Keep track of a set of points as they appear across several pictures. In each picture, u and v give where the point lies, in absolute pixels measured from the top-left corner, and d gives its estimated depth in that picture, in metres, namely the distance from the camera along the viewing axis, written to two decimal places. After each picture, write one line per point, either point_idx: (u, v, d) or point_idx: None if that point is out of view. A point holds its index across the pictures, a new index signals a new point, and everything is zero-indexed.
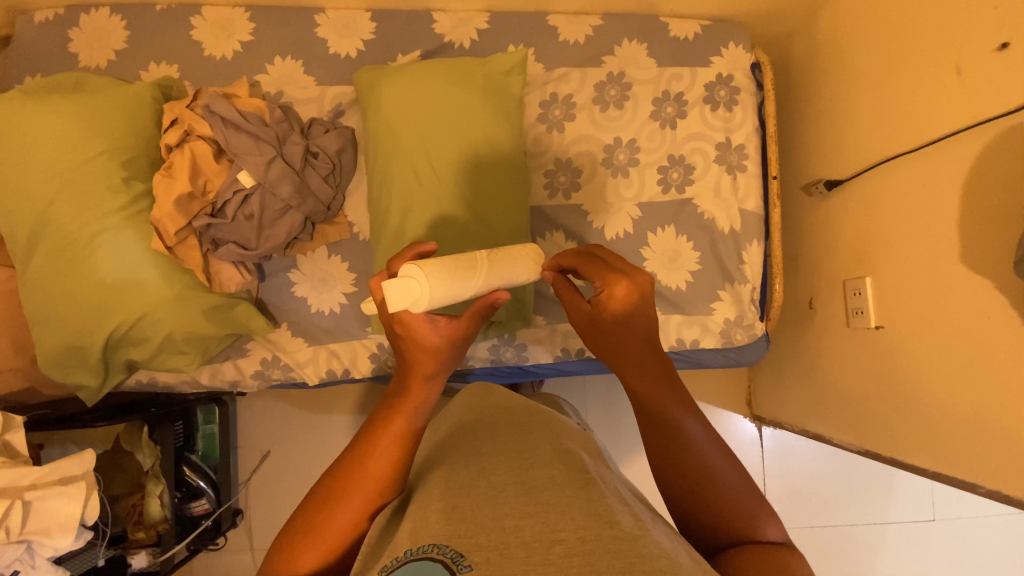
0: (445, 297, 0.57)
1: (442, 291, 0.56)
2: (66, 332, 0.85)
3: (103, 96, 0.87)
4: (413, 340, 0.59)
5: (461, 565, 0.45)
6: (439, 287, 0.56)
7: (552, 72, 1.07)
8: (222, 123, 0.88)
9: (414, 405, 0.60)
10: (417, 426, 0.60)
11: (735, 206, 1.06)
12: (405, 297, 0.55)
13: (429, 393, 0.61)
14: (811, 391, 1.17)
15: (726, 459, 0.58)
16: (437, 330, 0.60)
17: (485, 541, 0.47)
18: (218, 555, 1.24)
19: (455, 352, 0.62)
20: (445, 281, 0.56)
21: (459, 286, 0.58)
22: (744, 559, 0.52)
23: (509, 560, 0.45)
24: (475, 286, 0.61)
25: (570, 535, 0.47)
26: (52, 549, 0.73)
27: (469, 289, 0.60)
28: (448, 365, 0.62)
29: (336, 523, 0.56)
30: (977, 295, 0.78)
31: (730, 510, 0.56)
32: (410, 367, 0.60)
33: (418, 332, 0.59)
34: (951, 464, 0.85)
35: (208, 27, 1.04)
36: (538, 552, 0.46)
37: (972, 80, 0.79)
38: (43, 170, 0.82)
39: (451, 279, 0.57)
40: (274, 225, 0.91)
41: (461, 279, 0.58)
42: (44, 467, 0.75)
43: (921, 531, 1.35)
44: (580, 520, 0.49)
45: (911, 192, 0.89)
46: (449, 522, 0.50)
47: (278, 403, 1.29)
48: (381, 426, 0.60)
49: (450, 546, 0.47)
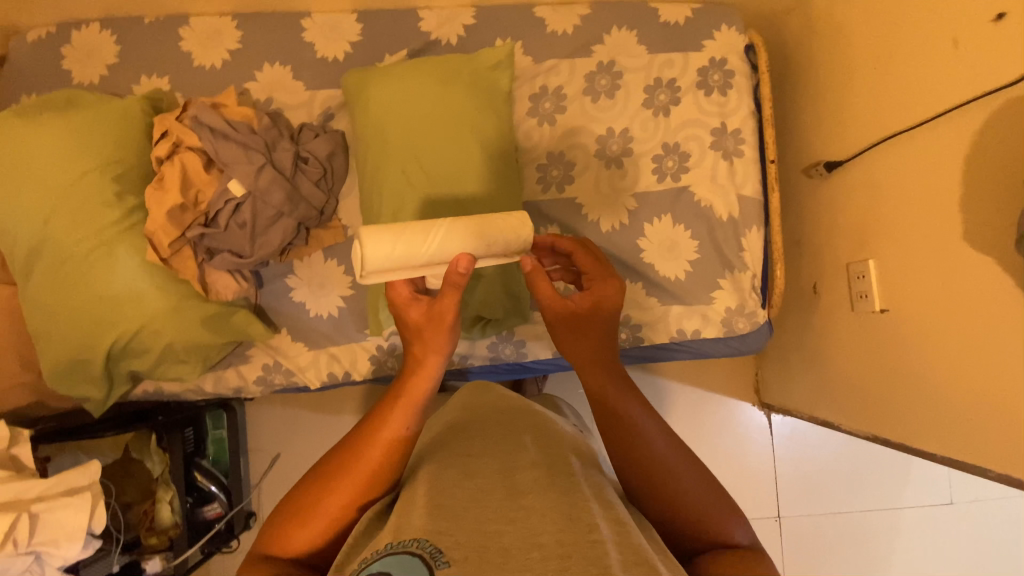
0: (389, 259, 0.63)
1: (384, 254, 0.62)
2: (69, 346, 0.86)
3: (93, 111, 0.88)
4: (401, 318, 0.65)
5: (439, 562, 0.45)
6: (378, 250, 0.62)
7: (541, 65, 1.06)
8: (210, 132, 0.89)
9: (413, 396, 0.62)
10: (414, 420, 0.61)
11: (733, 192, 1.04)
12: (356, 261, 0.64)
13: (425, 382, 0.62)
14: (817, 377, 1.15)
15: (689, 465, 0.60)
16: (417, 308, 0.64)
17: (466, 540, 0.48)
18: (234, 557, 1.27)
19: (444, 335, 0.63)
20: (384, 244, 0.62)
21: (405, 247, 0.63)
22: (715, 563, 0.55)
23: (488, 565, 0.45)
24: (432, 251, 0.64)
25: (549, 539, 0.48)
26: (61, 558, 0.75)
27: (421, 254, 0.64)
28: (437, 349, 0.63)
29: (326, 506, 0.57)
30: (983, 274, 0.76)
31: (698, 513, 0.58)
32: (407, 351, 0.64)
33: (401, 307, 0.65)
34: (961, 449, 0.83)
35: (196, 37, 1.04)
36: (514, 559, 0.46)
37: (970, 53, 0.76)
38: (38, 187, 0.83)
39: (392, 240, 0.62)
40: (267, 233, 0.91)
41: (408, 243, 0.63)
42: (50, 479, 0.77)
43: (939, 517, 1.32)
44: (560, 524, 0.49)
45: (913, 171, 0.86)
46: (432, 518, 0.49)
47: (286, 406, 1.30)
48: (381, 414, 0.61)
49: (431, 541, 0.47)
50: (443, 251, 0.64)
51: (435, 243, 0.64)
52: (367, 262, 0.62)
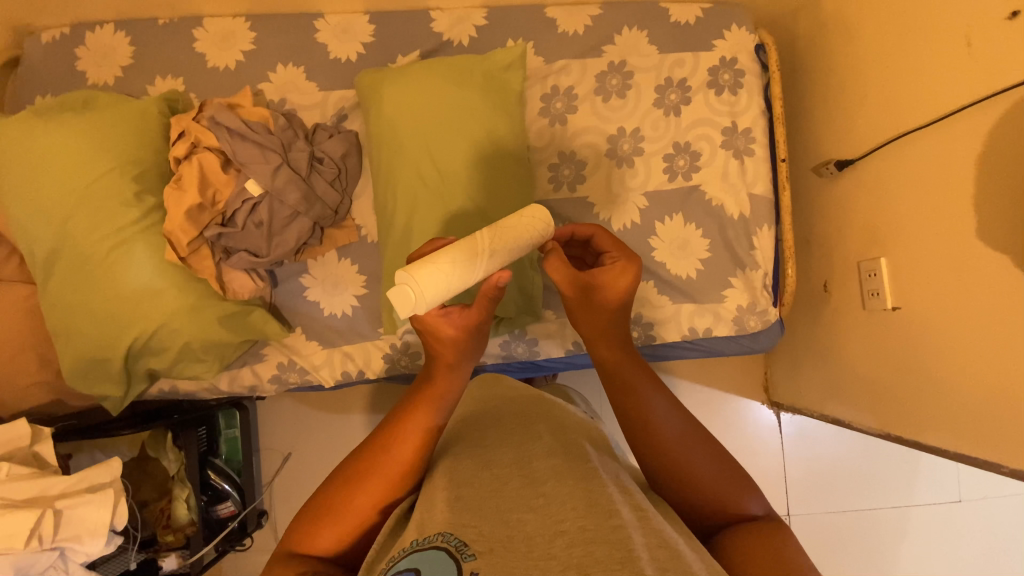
0: (446, 290, 0.57)
1: (443, 287, 0.56)
2: (88, 344, 0.87)
3: (111, 112, 0.89)
4: (432, 333, 0.62)
5: (465, 554, 0.45)
6: (437, 286, 0.55)
7: (552, 65, 1.06)
8: (227, 133, 0.89)
9: (440, 396, 0.63)
10: (440, 419, 0.63)
11: (744, 190, 1.05)
12: (404, 304, 0.55)
13: (453, 385, 0.64)
14: (827, 375, 1.16)
15: (706, 449, 0.61)
16: (452, 323, 0.62)
17: (489, 532, 0.48)
18: (247, 555, 1.27)
19: (475, 342, 0.65)
20: (438, 277, 0.55)
21: (460, 274, 0.57)
22: (738, 541, 0.55)
23: (513, 554, 0.46)
24: (483, 269, 0.59)
25: (571, 525, 0.48)
26: (84, 554, 0.76)
27: (475, 275, 0.59)
28: (469, 356, 0.65)
29: (356, 505, 0.58)
30: (994, 271, 0.77)
31: (715, 490, 0.59)
32: (433, 358, 0.64)
33: (432, 325, 0.61)
34: (974, 445, 0.83)
35: (210, 38, 1.05)
36: (539, 548, 0.46)
37: (982, 52, 0.77)
38: (58, 187, 0.84)
39: (445, 274, 0.56)
40: (283, 232, 0.92)
41: (462, 268, 0.57)
42: (73, 476, 0.78)
43: (948, 514, 1.33)
44: (582, 509, 0.49)
45: (924, 169, 0.87)
46: (454, 512, 0.50)
47: (298, 406, 1.31)
48: (409, 414, 0.62)
49: (455, 534, 0.47)
50: (492, 266, 0.60)
51: (485, 261, 0.59)
52: (428, 301, 0.55)
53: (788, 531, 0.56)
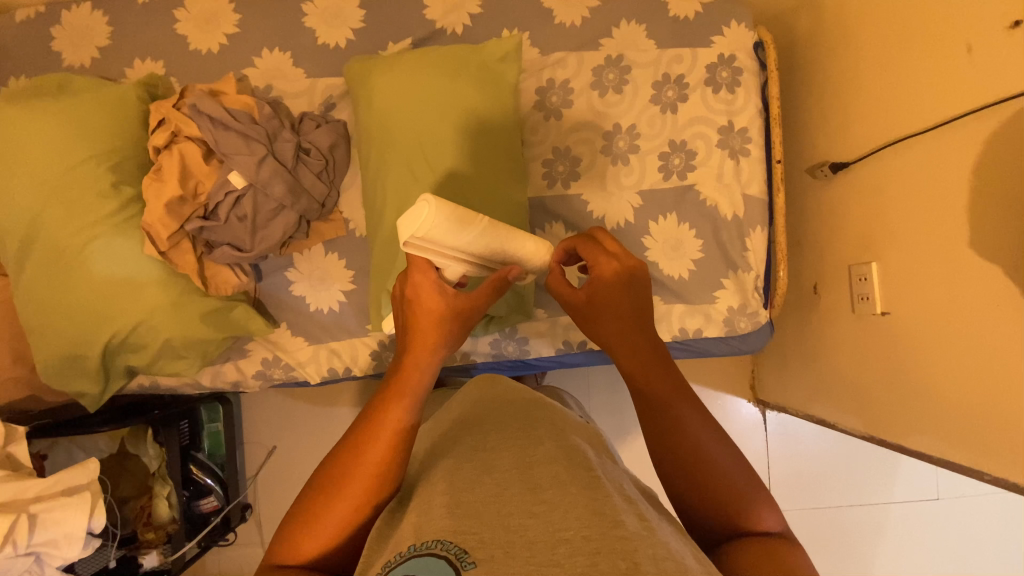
0: (445, 232, 0.58)
1: (445, 223, 0.57)
2: (64, 341, 0.84)
3: (86, 97, 0.85)
4: (420, 306, 0.63)
5: (465, 562, 0.44)
6: (443, 216, 0.57)
7: (548, 57, 1.04)
8: (210, 122, 0.86)
9: (413, 387, 0.61)
10: (412, 419, 0.60)
11: (738, 192, 1.04)
12: (410, 220, 0.56)
13: (427, 373, 0.62)
14: (815, 376, 1.17)
15: (730, 457, 0.60)
16: (444, 300, 0.63)
17: (490, 538, 0.47)
18: (230, 549, 1.26)
19: (458, 328, 0.64)
20: (449, 215, 0.57)
21: (461, 226, 0.59)
22: (748, 555, 0.54)
23: (514, 560, 0.45)
24: (476, 237, 0.61)
25: (574, 534, 0.47)
26: (61, 559, 0.74)
27: (469, 236, 0.60)
28: (448, 343, 0.64)
29: (335, 510, 0.57)
30: (986, 282, 0.77)
31: (731, 500, 0.58)
32: (410, 341, 0.62)
33: (423, 297, 0.63)
34: (957, 452, 0.85)
35: (191, 20, 1.00)
36: (542, 553, 0.45)
37: (983, 61, 0.76)
38: (30, 177, 0.80)
39: (455, 220, 0.58)
40: (268, 226, 0.89)
41: (465, 220, 0.59)
42: (48, 479, 0.76)
43: (924, 512, 1.36)
44: (585, 519, 0.48)
45: (919, 177, 0.86)
46: (453, 518, 0.49)
47: (283, 399, 1.29)
48: (382, 412, 0.60)
49: (454, 542, 0.47)
50: (480, 241, 0.62)
51: (482, 233, 0.62)
52: (428, 225, 0.56)
53: (802, 552, 0.55)
